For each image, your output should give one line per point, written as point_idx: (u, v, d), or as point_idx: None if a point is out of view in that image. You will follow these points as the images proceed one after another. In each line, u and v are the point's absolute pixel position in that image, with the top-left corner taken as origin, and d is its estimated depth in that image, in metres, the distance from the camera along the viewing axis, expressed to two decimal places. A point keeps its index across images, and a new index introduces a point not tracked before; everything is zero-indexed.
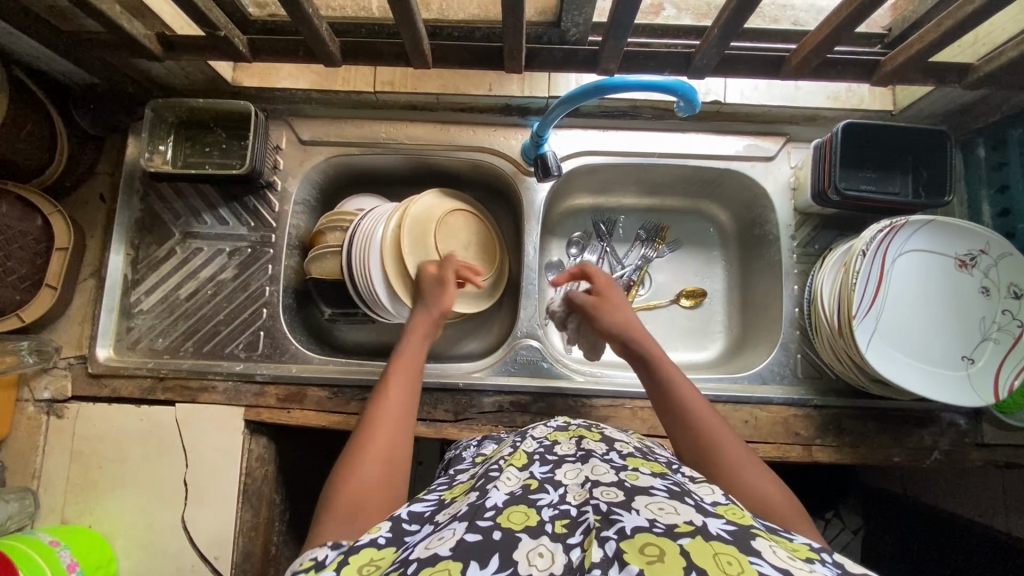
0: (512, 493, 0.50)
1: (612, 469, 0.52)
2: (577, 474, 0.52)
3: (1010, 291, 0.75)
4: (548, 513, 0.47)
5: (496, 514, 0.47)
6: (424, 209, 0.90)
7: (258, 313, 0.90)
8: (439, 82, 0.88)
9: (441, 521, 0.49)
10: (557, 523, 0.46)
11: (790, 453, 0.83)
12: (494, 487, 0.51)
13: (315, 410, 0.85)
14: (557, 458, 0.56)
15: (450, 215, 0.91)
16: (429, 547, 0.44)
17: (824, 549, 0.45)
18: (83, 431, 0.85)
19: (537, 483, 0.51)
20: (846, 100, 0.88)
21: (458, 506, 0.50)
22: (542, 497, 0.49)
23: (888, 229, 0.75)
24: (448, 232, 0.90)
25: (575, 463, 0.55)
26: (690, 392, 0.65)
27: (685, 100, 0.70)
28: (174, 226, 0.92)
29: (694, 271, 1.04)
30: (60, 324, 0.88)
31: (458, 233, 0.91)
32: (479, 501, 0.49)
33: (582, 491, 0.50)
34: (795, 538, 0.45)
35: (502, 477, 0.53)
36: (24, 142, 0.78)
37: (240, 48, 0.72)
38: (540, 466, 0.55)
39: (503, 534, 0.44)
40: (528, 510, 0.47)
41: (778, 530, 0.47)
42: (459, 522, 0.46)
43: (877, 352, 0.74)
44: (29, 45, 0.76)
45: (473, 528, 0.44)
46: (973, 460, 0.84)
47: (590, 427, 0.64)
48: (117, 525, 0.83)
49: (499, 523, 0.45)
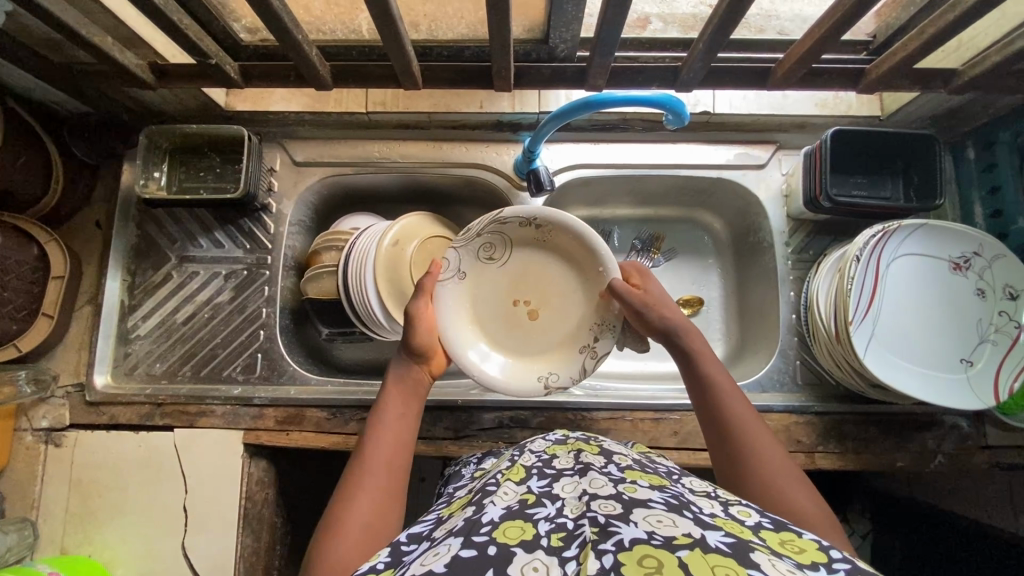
0: (509, 508, 0.50)
1: (609, 482, 0.52)
2: (575, 487, 0.52)
3: (1006, 293, 0.75)
4: (544, 527, 0.47)
5: (492, 529, 0.47)
6: (580, 246, 0.77)
7: (255, 335, 0.90)
8: (432, 100, 0.89)
9: (436, 538, 0.49)
10: (553, 536, 0.45)
11: (792, 461, 0.82)
12: (491, 502, 0.51)
13: (314, 432, 0.85)
14: (556, 472, 0.56)
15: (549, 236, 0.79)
16: (424, 563, 0.43)
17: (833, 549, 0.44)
18: (82, 459, 0.85)
19: (534, 498, 0.51)
20: (834, 106, 0.88)
21: (454, 522, 0.50)
22: (539, 511, 0.49)
23: (881, 234, 0.74)
24: (544, 261, 0.80)
25: (573, 477, 0.55)
26: (735, 395, 0.63)
27: (674, 113, 0.70)
28: (170, 250, 0.92)
29: (691, 279, 1.04)
30: (56, 352, 0.88)
31: (533, 259, 0.80)
32: (475, 517, 0.49)
33: (580, 504, 0.49)
34: (804, 534, 0.46)
35: (499, 492, 0.53)
36: (19, 173, 0.78)
37: (230, 75, 0.72)
38: (538, 481, 0.55)
39: (499, 549, 0.44)
40: (524, 525, 0.47)
41: (788, 524, 0.48)
42: (454, 538, 0.46)
43: (874, 357, 0.75)
44: (23, 77, 0.77)
45: (469, 544, 0.45)
46: (977, 462, 0.83)
47: (588, 440, 0.64)
48: (118, 553, 0.82)
49: (495, 538, 0.45)
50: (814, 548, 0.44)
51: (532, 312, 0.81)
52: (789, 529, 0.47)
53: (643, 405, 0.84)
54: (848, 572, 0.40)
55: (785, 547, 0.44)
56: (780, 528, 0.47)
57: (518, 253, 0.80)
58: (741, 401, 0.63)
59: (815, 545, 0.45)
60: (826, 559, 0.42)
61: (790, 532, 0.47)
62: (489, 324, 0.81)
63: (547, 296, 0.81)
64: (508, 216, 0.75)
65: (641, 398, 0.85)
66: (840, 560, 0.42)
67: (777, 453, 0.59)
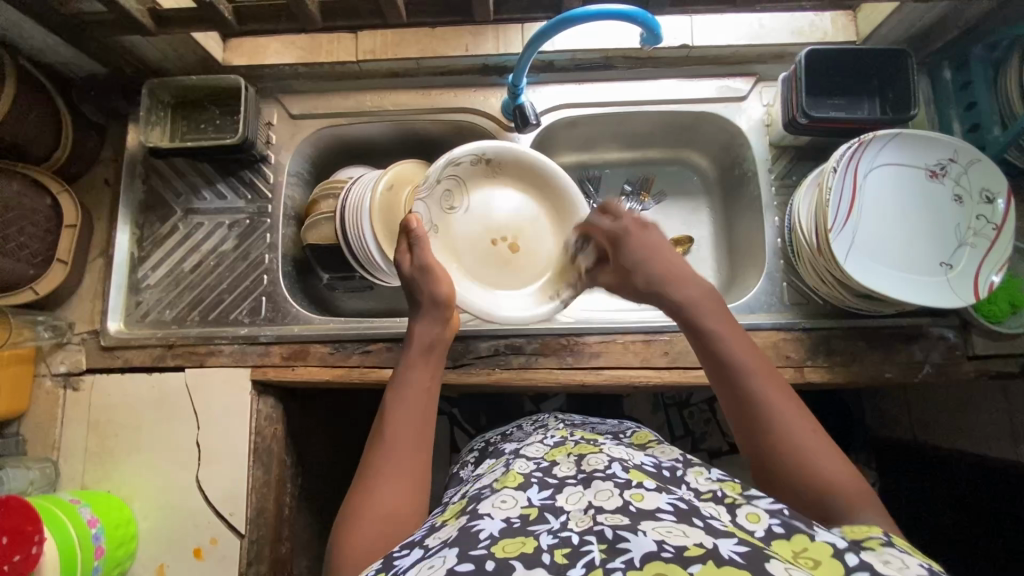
0: (510, 523, 0.50)
1: (615, 490, 0.53)
2: (580, 498, 0.53)
3: (983, 196, 0.77)
4: (548, 540, 0.47)
5: (491, 543, 0.47)
6: (530, 170, 0.88)
7: (259, 280, 0.94)
8: (419, 46, 0.92)
9: (430, 546, 0.50)
10: (556, 552, 0.45)
11: (782, 376, 0.85)
12: (490, 514, 0.52)
13: (318, 366, 0.88)
14: (558, 482, 0.57)
15: (501, 170, 0.88)
16: None
17: (849, 549, 0.45)
18: (99, 401, 0.88)
19: (536, 512, 0.52)
20: (810, 34, 0.91)
21: (448, 532, 0.51)
22: (540, 527, 0.49)
23: (856, 146, 0.77)
24: (504, 193, 0.89)
25: (577, 486, 0.55)
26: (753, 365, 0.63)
27: (647, 29, 0.73)
28: (176, 204, 0.96)
29: (681, 220, 1.07)
30: (71, 301, 0.93)
31: (493, 193, 0.88)
32: (473, 528, 0.50)
33: (585, 517, 0.50)
34: (817, 538, 0.47)
35: (499, 501, 0.54)
36: (31, 128, 0.82)
37: (226, 15, 0.78)
38: (539, 491, 0.56)
39: (496, 563, 0.44)
40: (525, 539, 0.48)
41: (802, 527, 0.48)
42: (451, 550, 0.47)
43: (855, 263, 0.77)
44: (32, 34, 0.82)
45: (466, 558, 0.45)
46: (966, 371, 0.84)
47: (586, 442, 0.65)
48: (135, 488, 0.86)
49: (493, 553, 0.46)
50: (829, 555, 0.45)
51: (512, 245, 0.89)
52: (801, 531, 0.48)
53: (633, 329, 0.87)
54: None
55: (798, 560, 0.45)
56: (792, 533, 0.48)
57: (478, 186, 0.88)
58: (760, 376, 0.62)
59: (830, 550, 0.45)
60: (843, 571, 0.43)
61: (804, 534, 0.47)
62: (477, 269, 0.87)
63: (523, 230, 0.90)
64: (460, 155, 0.83)
65: (632, 321, 0.88)
66: (857, 569, 0.42)
67: (806, 428, 0.59)
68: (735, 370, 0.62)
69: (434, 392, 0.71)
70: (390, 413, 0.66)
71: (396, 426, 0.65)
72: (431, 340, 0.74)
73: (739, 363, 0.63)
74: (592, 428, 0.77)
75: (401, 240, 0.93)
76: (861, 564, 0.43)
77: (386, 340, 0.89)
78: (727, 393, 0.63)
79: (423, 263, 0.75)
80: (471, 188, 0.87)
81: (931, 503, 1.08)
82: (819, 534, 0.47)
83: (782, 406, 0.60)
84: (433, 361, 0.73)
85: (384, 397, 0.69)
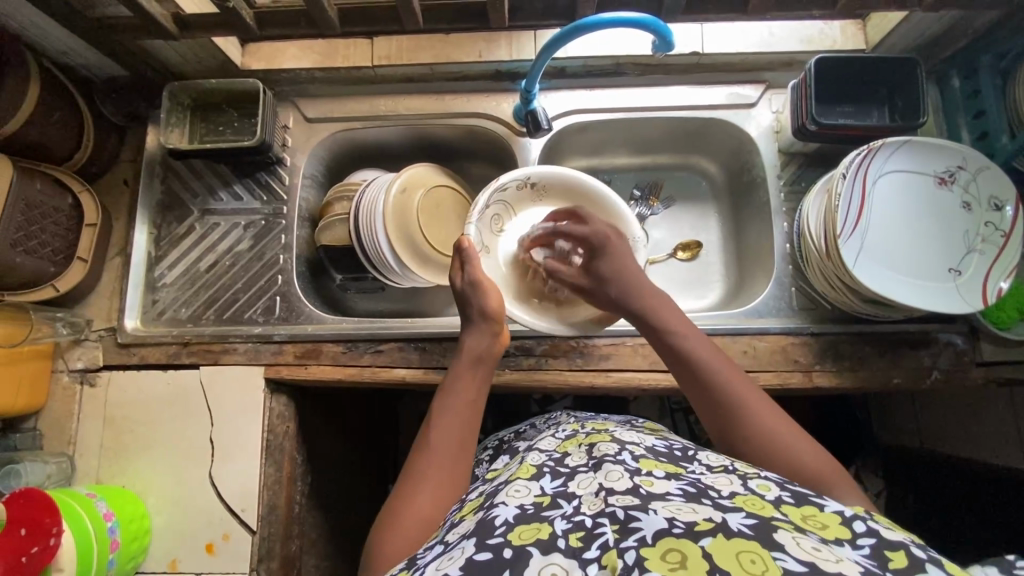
0: (524, 509, 0.51)
1: (626, 474, 0.53)
2: (591, 482, 0.54)
3: (991, 204, 0.78)
4: (561, 526, 0.48)
5: (507, 531, 0.48)
6: (573, 191, 0.87)
7: (273, 280, 0.95)
8: (432, 52, 0.94)
9: (451, 541, 0.51)
10: (571, 536, 0.46)
11: (790, 380, 0.85)
12: (504, 502, 0.53)
13: (331, 365, 0.90)
14: (570, 470, 0.58)
15: (546, 193, 0.88)
16: (439, 567, 0.46)
17: (855, 517, 0.47)
18: (115, 397, 0.90)
19: (549, 500, 0.53)
20: (819, 42, 0.92)
21: (467, 525, 0.52)
22: (554, 512, 0.50)
23: (865, 153, 0.78)
24: (550, 215, 0.89)
25: (589, 472, 0.56)
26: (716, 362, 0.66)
27: (659, 37, 0.74)
28: (193, 204, 0.98)
29: (689, 225, 1.08)
30: (90, 299, 0.94)
31: (539, 213, 0.88)
32: (489, 518, 0.50)
33: (597, 500, 0.50)
34: (826, 507, 0.48)
35: (511, 490, 0.55)
36: (54, 128, 0.84)
37: (247, 20, 0.80)
38: (551, 480, 0.56)
39: (514, 551, 0.46)
40: (539, 525, 0.48)
41: (811, 499, 0.50)
42: (469, 540, 0.48)
43: (864, 269, 0.77)
44: (58, 38, 0.84)
45: (484, 546, 0.46)
46: (973, 377, 0.85)
47: (596, 432, 0.66)
48: (150, 484, 0.87)
49: (510, 540, 0.47)
50: (837, 522, 0.47)
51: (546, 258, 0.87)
52: (810, 503, 0.49)
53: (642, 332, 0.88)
54: (870, 549, 0.44)
55: (808, 523, 0.46)
56: (802, 503, 0.49)
57: (524, 208, 0.88)
58: (725, 371, 0.65)
59: (838, 518, 0.47)
60: (850, 535, 0.45)
61: (813, 505, 0.49)
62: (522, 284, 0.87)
63: None
64: (505, 180, 0.84)
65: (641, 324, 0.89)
66: (863, 535, 0.45)
67: (775, 416, 0.62)
68: (697, 369, 0.66)
69: (480, 403, 0.72)
70: (439, 420, 0.68)
71: (442, 433, 0.66)
72: (483, 352, 0.74)
73: (702, 362, 0.67)
74: (602, 419, 0.77)
75: (413, 241, 0.94)
76: (869, 531, 0.45)
77: (398, 340, 0.90)
78: (706, 407, 0.65)
79: (473, 279, 0.77)
80: (517, 211, 0.87)
81: (939, 509, 1.08)
82: (827, 504, 0.49)
83: (759, 411, 0.62)
84: (480, 374, 0.73)
85: (432, 402, 0.71)
